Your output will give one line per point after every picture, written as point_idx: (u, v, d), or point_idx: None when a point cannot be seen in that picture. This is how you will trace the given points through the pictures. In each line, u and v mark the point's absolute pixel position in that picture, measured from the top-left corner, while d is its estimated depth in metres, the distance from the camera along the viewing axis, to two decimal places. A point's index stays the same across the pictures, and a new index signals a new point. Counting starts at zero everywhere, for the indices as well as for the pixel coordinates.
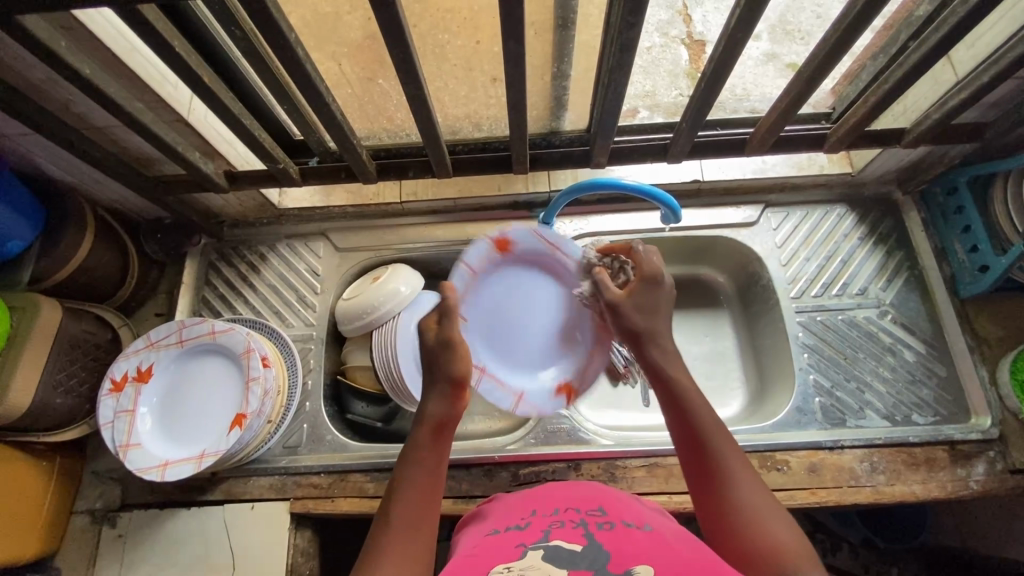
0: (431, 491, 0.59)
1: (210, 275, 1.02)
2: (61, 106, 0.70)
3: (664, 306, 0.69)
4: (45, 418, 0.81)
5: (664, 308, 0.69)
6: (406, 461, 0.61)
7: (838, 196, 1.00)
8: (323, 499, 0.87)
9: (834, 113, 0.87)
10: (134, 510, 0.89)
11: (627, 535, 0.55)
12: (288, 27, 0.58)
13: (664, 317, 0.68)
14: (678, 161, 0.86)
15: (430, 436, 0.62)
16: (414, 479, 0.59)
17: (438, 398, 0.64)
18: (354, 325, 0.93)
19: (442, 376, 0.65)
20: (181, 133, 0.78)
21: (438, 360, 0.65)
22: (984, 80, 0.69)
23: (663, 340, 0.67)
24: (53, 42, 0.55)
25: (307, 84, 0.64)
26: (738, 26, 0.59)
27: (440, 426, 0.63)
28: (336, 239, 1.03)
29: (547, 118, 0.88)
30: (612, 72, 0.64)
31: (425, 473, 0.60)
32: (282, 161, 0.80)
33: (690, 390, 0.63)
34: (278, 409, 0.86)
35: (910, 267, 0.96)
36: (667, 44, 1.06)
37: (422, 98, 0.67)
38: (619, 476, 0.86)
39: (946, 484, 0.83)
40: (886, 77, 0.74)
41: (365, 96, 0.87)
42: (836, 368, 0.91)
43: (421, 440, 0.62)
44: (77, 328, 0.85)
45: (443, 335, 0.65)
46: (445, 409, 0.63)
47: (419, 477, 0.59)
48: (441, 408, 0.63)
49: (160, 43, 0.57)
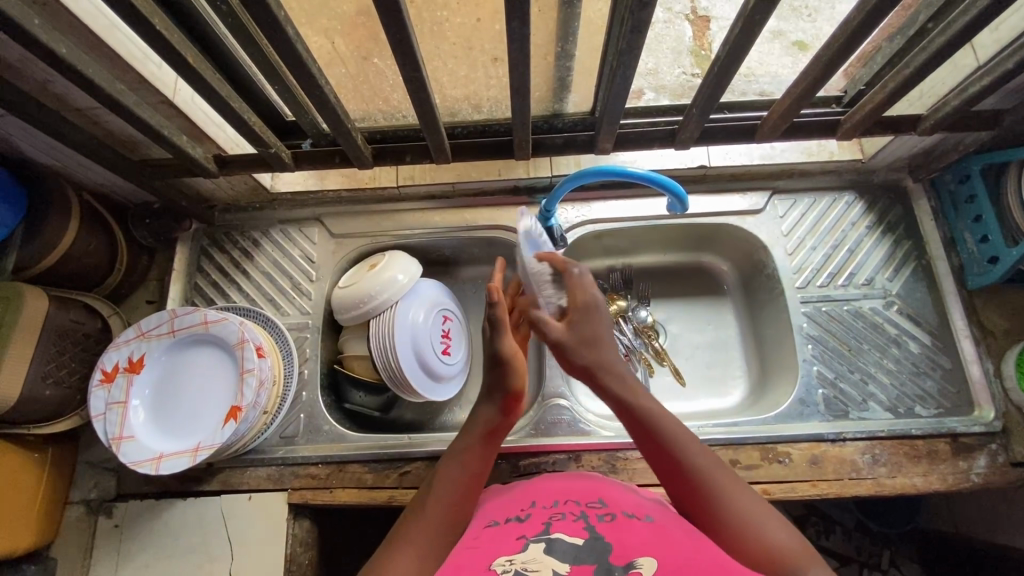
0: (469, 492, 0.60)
1: (202, 261, 0.99)
2: (39, 86, 0.66)
3: (603, 338, 0.64)
4: (35, 410, 0.80)
5: (607, 335, 0.65)
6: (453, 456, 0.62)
7: (846, 183, 0.98)
8: (321, 490, 0.86)
9: (845, 96, 0.86)
10: (130, 500, 0.88)
11: (628, 527, 0.54)
12: (276, 4, 0.54)
13: (609, 343, 0.64)
14: (686, 147, 0.83)
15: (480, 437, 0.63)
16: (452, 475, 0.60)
17: (492, 404, 0.64)
18: (351, 313, 0.91)
19: (500, 391, 0.64)
20: (167, 115, 0.75)
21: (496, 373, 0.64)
22: (1008, 66, 0.66)
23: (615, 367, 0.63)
24: (26, 20, 0.51)
25: (299, 66, 0.60)
26: (757, 9, 0.56)
27: (490, 432, 0.63)
28: (331, 224, 1.00)
29: (550, 100, 0.85)
30: (622, 55, 0.60)
31: (468, 471, 0.61)
32: (274, 145, 0.77)
33: (654, 412, 0.61)
34: (273, 400, 0.84)
35: (918, 257, 0.94)
36: (670, 20, 1.01)
37: (420, 80, 0.64)
38: (620, 468, 0.85)
39: (948, 476, 0.83)
40: (906, 62, 0.71)
41: (360, 76, 0.84)
42: (840, 359, 0.90)
43: (470, 439, 0.63)
44: (66, 317, 0.83)
45: (497, 350, 0.64)
46: (496, 416, 0.64)
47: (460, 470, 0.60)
48: (491, 414, 0.64)
49: (141, 21, 0.53)
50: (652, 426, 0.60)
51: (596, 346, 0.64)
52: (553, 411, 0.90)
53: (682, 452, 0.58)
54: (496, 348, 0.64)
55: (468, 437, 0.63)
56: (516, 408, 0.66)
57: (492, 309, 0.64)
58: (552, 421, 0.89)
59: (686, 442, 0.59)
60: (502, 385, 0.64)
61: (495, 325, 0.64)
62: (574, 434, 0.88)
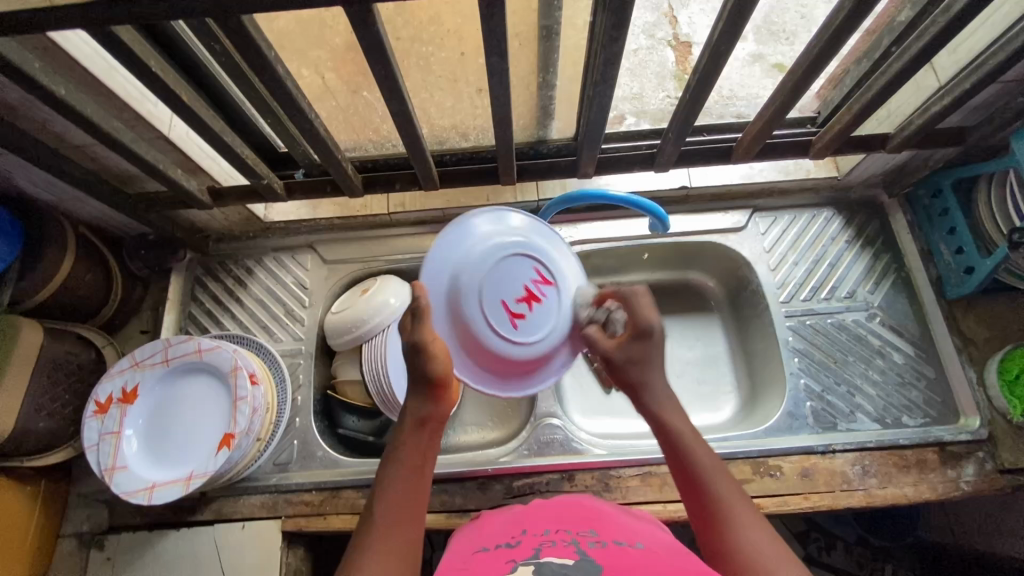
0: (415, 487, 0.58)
1: (196, 291, 1.00)
2: (38, 126, 0.68)
3: (655, 358, 0.66)
4: (27, 443, 0.80)
5: (653, 360, 0.66)
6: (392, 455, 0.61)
7: (825, 199, 1.01)
8: (315, 517, 0.86)
9: (819, 117, 0.90)
10: (122, 532, 0.87)
11: (619, 553, 0.54)
12: (268, 45, 0.57)
13: (658, 367, 0.66)
14: (665, 169, 0.86)
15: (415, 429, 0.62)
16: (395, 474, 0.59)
17: (418, 393, 0.63)
18: (343, 338, 0.92)
19: (419, 377, 0.62)
20: (163, 150, 0.77)
21: (413, 361, 0.62)
22: (966, 87, 0.70)
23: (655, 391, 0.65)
24: (26, 65, 0.54)
25: (289, 102, 0.63)
26: (721, 40, 0.60)
27: (423, 421, 0.62)
28: (324, 251, 1.02)
29: (534, 127, 0.88)
30: (597, 85, 0.64)
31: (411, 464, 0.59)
32: (266, 176, 0.79)
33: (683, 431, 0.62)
34: (267, 426, 0.85)
35: (896, 269, 0.97)
36: (653, 46, 1.05)
37: (406, 112, 0.67)
38: (612, 486, 0.85)
39: (938, 486, 0.83)
40: (869, 85, 0.74)
41: (350, 109, 0.87)
42: (826, 371, 0.92)
43: (406, 435, 0.61)
44: (60, 350, 0.83)
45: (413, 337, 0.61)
46: (426, 406, 0.62)
47: (400, 468, 0.59)
48: (421, 405, 0.62)
49: (137, 64, 0.56)
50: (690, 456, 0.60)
51: (645, 366, 0.66)
52: (545, 431, 0.90)
53: (710, 479, 0.58)
54: (415, 336, 0.61)
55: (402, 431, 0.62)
56: (447, 395, 0.64)
57: (413, 299, 0.61)
58: (545, 441, 0.90)
59: (710, 470, 0.59)
60: (419, 372, 0.61)
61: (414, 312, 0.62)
62: (567, 454, 0.88)
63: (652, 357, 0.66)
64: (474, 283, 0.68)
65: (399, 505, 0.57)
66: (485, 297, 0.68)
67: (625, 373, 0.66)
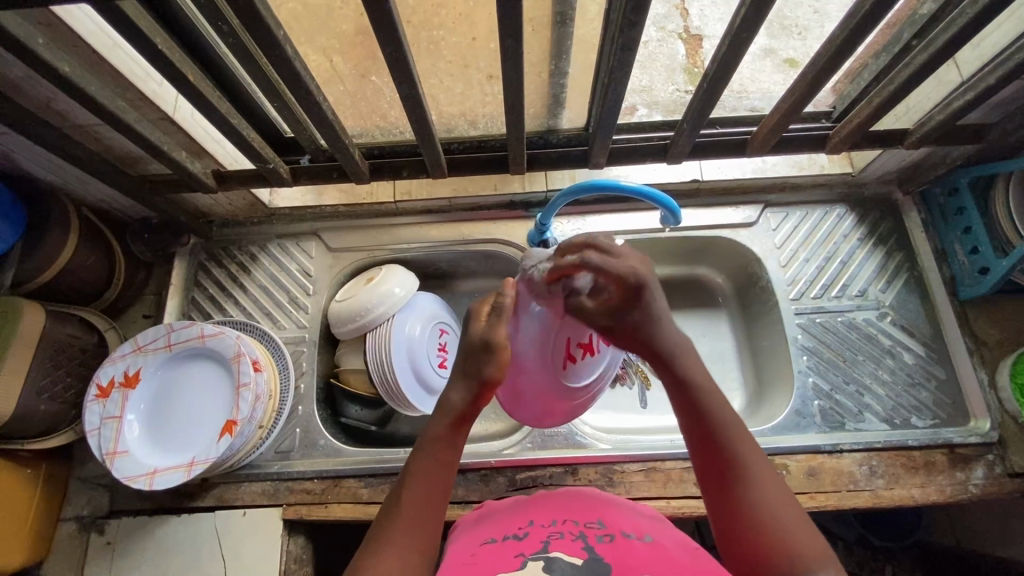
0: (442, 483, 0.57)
1: (200, 276, 0.99)
2: (41, 104, 0.67)
3: (660, 309, 0.61)
4: (28, 425, 0.79)
5: (664, 308, 0.61)
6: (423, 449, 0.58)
7: (838, 196, 0.99)
8: (316, 506, 0.85)
9: (834, 113, 0.88)
10: (123, 517, 0.87)
11: (627, 547, 0.53)
12: (275, 24, 0.55)
13: (668, 322, 0.61)
14: (678, 161, 0.85)
15: (452, 426, 0.59)
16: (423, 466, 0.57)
17: (461, 388, 0.60)
18: (348, 327, 0.91)
19: (473, 375, 0.60)
20: (168, 132, 0.76)
21: (476, 358, 0.61)
22: (991, 81, 0.68)
23: (674, 338, 0.60)
24: (29, 39, 0.52)
25: (297, 84, 0.61)
26: (742, 28, 0.58)
27: (461, 418, 0.60)
28: (328, 238, 1.01)
29: (544, 116, 0.86)
30: (613, 72, 0.62)
31: (441, 459, 0.57)
32: (272, 161, 0.78)
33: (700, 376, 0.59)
34: (270, 414, 0.84)
35: (910, 268, 0.95)
36: (664, 38, 1.03)
37: (415, 97, 0.65)
38: (616, 481, 0.85)
39: (946, 488, 0.82)
40: (890, 79, 0.72)
41: (358, 94, 0.86)
42: (835, 370, 0.91)
43: (440, 429, 0.59)
44: (62, 332, 0.83)
45: (488, 334, 0.61)
46: (467, 403, 0.60)
47: (428, 465, 0.57)
48: (461, 401, 0.60)
49: (142, 41, 0.54)
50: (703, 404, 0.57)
51: (650, 321, 0.61)
52: (550, 425, 0.89)
53: (723, 428, 0.55)
54: (486, 335, 0.61)
55: (437, 424, 0.60)
56: (491, 398, 0.61)
57: (500, 296, 0.64)
58: (549, 434, 0.89)
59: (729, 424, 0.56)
60: (478, 371, 0.60)
61: (497, 310, 0.63)
62: (571, 447, 0.87)
63: (655, 303, 0.61)
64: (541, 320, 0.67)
65: (421, 501, 0.55)
66: (552, 339, 0.68)
67: (626, 325, 0.61)
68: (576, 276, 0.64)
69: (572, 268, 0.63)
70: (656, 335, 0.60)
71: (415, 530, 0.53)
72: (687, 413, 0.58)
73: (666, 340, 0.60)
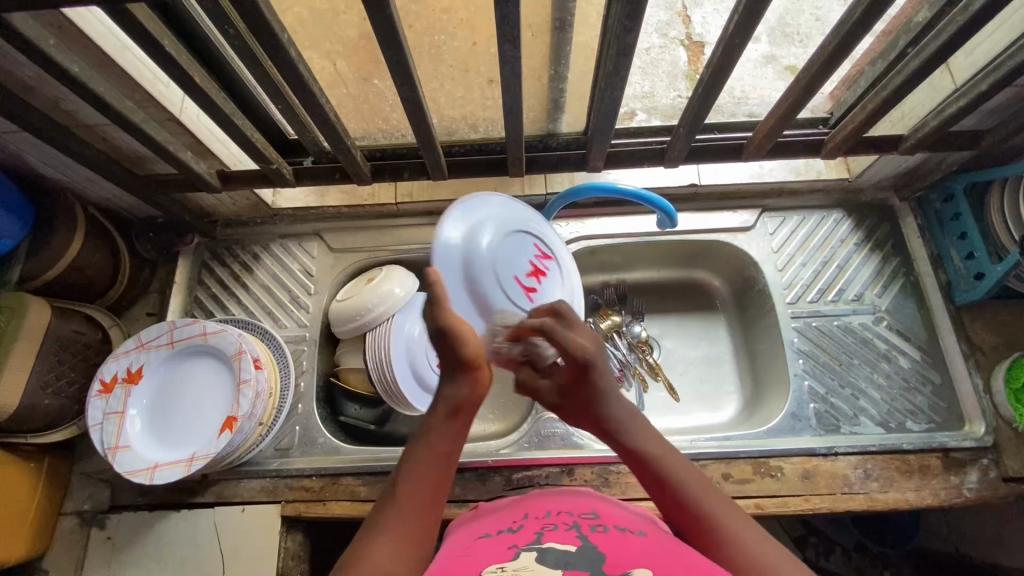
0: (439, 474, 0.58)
1: (203, 274, 1.01)
2: (51, 104, 0.69)
3: (606, 380, 0.66)
4: (33, 419, 0.81)
5: (608, 380, 0.66)
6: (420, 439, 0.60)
7: (835, 202, 1.00)
8: (314, 503, 0.86)
9: (831, 118, 0.88)
10: (123, 511, 0.88)
11: (620, 539, 0.54)
12: (280, 27, 0.56)
13: (610, 386, 0.66)
14: (675, 165, 0.86)
15: (447, 416, 0.61)
16: (419, 457, 0.59)
17: (453, 378, 0.62)
18: (347, 326, 0.92)
19: (452, 362, 0.61)
20: (174, 132, 0.77)
21: (442, 346, 0.61)
22: (983, 88, 0.69)
23: (619, 410, 0.65)
24: (41, 40, 0.54)
25: (301, 86, 0.63)
26: (736, 33, 0.59)
27: (457, 408, 0.61)
28: (330, 238, 1.02)
29: (544, 120, 0.88)
30: (610, 76, 0.63)
31: (440, 450, 0.59)
32: (276, 161, 0.79)
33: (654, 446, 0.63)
34: (270, 411, 0.85)
35: (906, 272, 0.96)
36: (665, 46, 1.05)
37: (416, 99, 0.66)
38: (612, 481, 0.85)
39: (940, 492, 0.83)
40: (884, 85, 0.73)
41: (361, 97, 0.87)
42: (831, 374, 0.91)
43: (437, 419, 0.61)
44: (67, 328, 0.84)
45: (440, 323, 0.60)
46: (461, 391, 0.62)
47: (425, 453, 0.59)
48: (455, 389, 0.62)
49: (151, 43, 0.56)
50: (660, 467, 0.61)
51: (594, 401, 0.66)
52: (547, 425, 0.90)
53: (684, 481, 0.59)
54: (438, 323, 0.61)
55: (433, 416, 0.61)
56: (483, 381, 0.63)
57: (428, 285, 0.60)
58: (545, 434, 0.89)
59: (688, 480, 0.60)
60: (452, 355, 0.61)
61: (431, 301, 0.61)
62: (567, 448, 0.88)
63: (600, 376, 0.65)
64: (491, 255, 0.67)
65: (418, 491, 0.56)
66: (505, 272, 0.68)
67: (579, 398, 0.66)
68: (535, 339, 0.66)
69: (533, 330, 0.65)
70: (607, 414, 0.65)
71: (415, 515, 0.55)
72: (649, 480, 0.61)
73: (616, 412, 0.65)
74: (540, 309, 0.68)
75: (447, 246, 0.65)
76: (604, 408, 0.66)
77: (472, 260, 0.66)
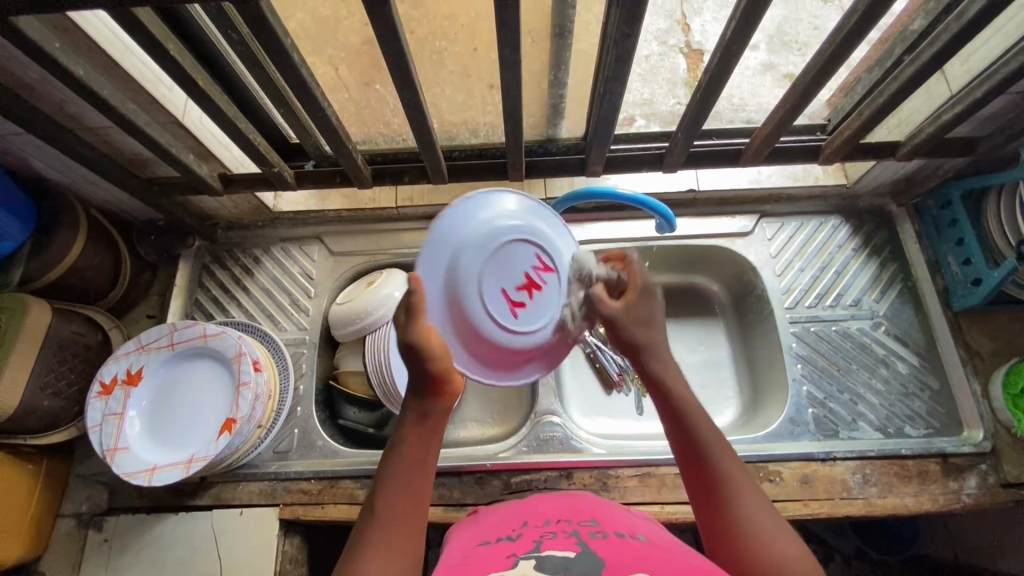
0: (417, 484, 0.55)
1: (203, 277, 1.01)
2: (55, 107, 0.69)
3: (656, 316, 0.63)
4: (32, 421, 0.81)
5: (658, 319, 0.64)
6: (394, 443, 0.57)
7: (833, 208, 1.01)
8: (312, 506, 0.86)
9: (829, 125, 0.89)
10: (121, 514, 0.88)
11: (619, 544, 0.54)
12: (283, 32, 0.57)
13: (659, 330, 0.63)
14: (673, 170, 0.86)
15: (416, 426, 0.57)
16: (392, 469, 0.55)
17: (416, 388, 0.58)
18: (348, 329, 0.93)
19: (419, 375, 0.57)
20: (176, 136, 0.78)
21: (410, 362, 0.57)
22: (978, 95, 0.69)
23: (662, 354, 0.62)
24: (47, 43, 0.55)
25: (303, 90, 0.63)
26: (733, 39, 0.59)
27: (425, 416, 0.58)
28: (330, 242, 1.02)
29: (544, 126, 0.89)
30: (609, 82, 0.64)
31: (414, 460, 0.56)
32: (277, 165, 0.80)
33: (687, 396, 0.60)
34: (269, 414, 0.85)
35: (904, 278, 0.96)
36: (665, 53, 1.06)
37: (418, 104, 0.66)
38: (611, 486, 0.85)
39: (938, 497, 0.83)
40: (880, 92, 0.74)
41: (363, 102, 0.88)
42: (829, 379, 0.91)
43: (406, 428, 0.57)
44: (67, 329, 0.84)
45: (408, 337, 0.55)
46: (426, 399, 0.58)
47: (400, 464, 0.55)
48: (422, 397, 0.58)
49: (156, 46, 0.56)
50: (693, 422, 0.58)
51: (648, 326, 0.63)
52: (545, 428, 0.90)
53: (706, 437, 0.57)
54: (406, 335, 0.56)
55: (402, 425, 0.58)
56: (449, 389, 0.58)
57: (407, 292, 0.56)
58: (544, 438, 0.89)
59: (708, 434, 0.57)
60: (418, 370, 0.57)
61: (407, 308, 0.56)
62: (566, 452, 0.88)
63: (655, 309, 0.64)
64: (473, 267, 0.61)
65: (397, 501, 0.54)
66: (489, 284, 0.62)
67: (628, 334, 0.63)
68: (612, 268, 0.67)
69: (619, 258, 0.68)
70: (652, 351, 0.62)
71: (400, 527, 0.53)
72: (676, 433, 0.59)
73: (659, 359, 0.62)
74: (614, 253, 0.68)
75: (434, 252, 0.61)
76: (648, 346, 0.63)
77: (450, 273, 0.60)
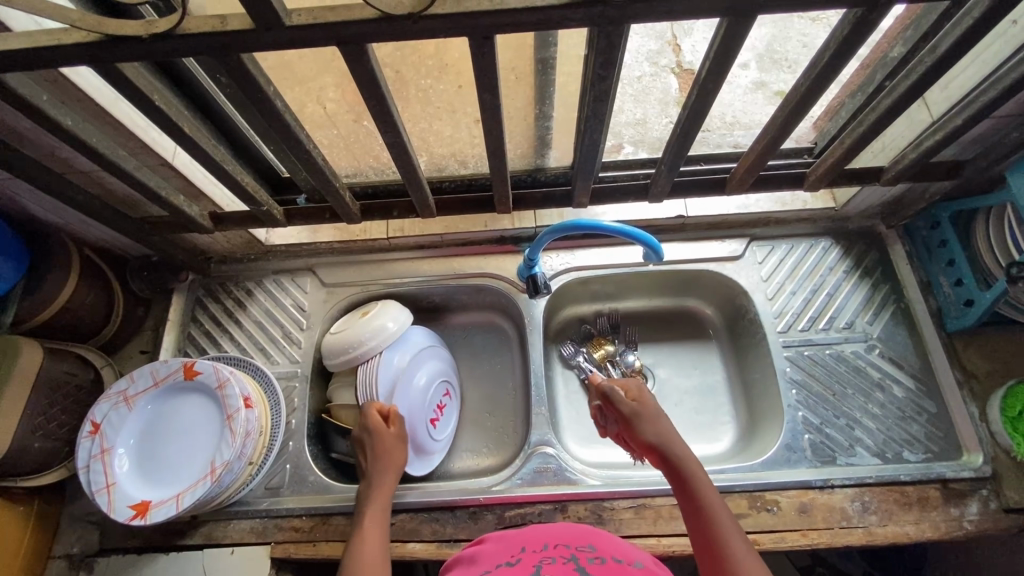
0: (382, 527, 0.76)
1: (197, 311, 1.02)
2: (47, 153, 0.70)
3: (658, 417, 0.76)
4: (21, 463, 0.80)
5: (660, 418, 0.76)
6: (368, 496, 0.80)
7: (822, 229, 1.01)
8: (304, 543, 0.85)
9: (817, 148, 0.91)
10: (112, 554, 0.87)
11: (618, 572, 0.54)
12: (267, 81, 0.57)
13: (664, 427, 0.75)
14: (660, 200, 0.87)
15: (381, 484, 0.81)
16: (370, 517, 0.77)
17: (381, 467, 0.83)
18: (340, 359, 0.91)
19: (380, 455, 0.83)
20: (165, 176, 0.79)
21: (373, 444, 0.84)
22: (957, 123, 0.70)
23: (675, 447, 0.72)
24: (35, 97, 0.55)
25: (289, 137, 0.64)
26: (710, 76, 0.59)
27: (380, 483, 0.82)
28: (323, 274, 1.03)
29: (532, 156, 0.90)
30: (589, 119, 0.64)
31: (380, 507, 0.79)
32: (266, 204, 0.80)
33: (701, 478, 0.68)
34: (260, 450, 0.84)
35: (896, 300, 0.96)
36: (657, 73, 1.07)
37: (401, 145, 0.67)
38: (606, 518, 0.84)
39: (940, 525, 0.81)
40: (861, 120, 0.74)
41: (352, 137, 0.90)
42: (824, 404, 0.90)
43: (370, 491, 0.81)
44: (59, 369, 0.84)
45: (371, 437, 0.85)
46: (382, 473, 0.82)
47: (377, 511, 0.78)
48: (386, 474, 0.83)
49: (140, 98, 0.57)
50: (696, 489, 0.67)
51: (647, 423, 0.75)
52: (539, 460, 0.89)
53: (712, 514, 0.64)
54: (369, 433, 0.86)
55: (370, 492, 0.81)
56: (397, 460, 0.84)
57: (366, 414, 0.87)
58: (537, 471, 0.88)
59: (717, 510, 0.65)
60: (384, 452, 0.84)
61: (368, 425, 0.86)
62: (560, 483, 0.87)
63: (649, 417, 0.76)
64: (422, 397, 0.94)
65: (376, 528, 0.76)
66: (422, 405, 0.94)
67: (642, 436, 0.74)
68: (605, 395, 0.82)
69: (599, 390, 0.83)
70: (665, 443, 0.73)
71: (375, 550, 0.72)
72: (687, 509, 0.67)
73: (674, 448, 0.72)
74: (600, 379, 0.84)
75: (424, 394, 0.94)
76: (660, 442, 0.73)
77: (423, 413, 0.94)
